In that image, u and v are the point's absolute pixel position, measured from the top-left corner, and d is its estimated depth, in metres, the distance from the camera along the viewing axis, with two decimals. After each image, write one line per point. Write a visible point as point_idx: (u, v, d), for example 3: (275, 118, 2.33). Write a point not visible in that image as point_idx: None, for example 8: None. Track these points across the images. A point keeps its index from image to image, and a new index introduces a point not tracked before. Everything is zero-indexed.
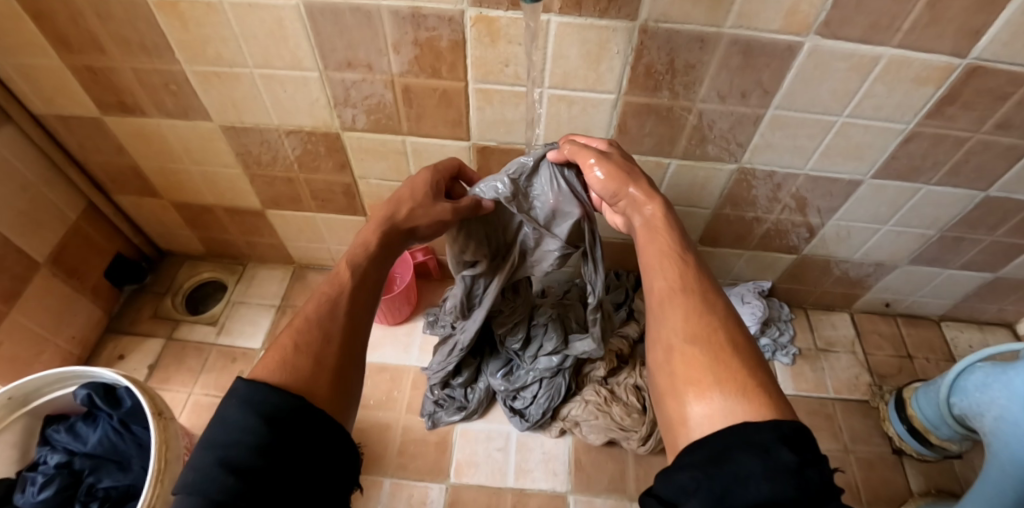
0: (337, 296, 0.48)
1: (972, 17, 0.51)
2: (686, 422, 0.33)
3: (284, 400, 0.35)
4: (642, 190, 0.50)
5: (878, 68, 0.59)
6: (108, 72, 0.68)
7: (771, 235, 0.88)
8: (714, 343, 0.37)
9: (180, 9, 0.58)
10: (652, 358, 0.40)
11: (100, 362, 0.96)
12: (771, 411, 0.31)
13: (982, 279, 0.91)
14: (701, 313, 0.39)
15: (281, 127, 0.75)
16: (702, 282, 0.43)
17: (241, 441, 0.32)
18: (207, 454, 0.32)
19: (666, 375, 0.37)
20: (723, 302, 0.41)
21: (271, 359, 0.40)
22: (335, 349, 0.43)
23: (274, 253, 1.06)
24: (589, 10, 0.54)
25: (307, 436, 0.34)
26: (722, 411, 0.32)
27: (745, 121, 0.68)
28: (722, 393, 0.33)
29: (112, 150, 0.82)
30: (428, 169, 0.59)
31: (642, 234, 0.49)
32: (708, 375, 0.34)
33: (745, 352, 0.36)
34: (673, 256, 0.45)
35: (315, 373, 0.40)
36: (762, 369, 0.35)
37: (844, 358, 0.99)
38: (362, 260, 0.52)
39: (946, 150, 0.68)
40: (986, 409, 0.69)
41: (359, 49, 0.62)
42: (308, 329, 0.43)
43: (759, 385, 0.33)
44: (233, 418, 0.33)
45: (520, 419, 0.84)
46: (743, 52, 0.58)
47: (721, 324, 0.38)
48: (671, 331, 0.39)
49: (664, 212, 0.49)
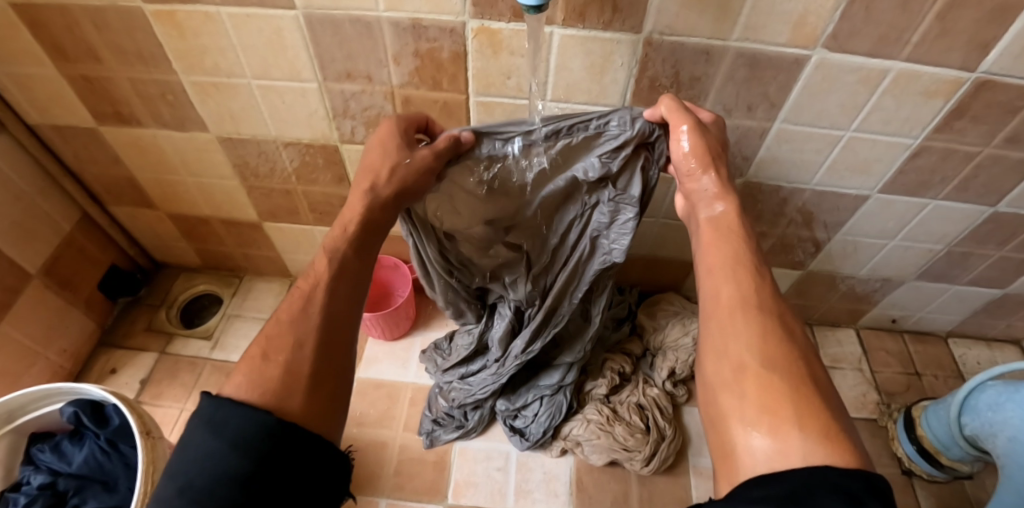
0: (312, 293, 0.44)
1: (982, 29, 0.50)
2: (752, 448, 0.32)
3: (252, 418, 0.32)
4: (716, 180, 0.48)
5: (887, 82, 0.58)
6: (104, 82, 0.67)
7: (776, 250, 0.86)
8: (794, 373, 0.35)
9: (177, 19, 0.58)
10: (713, 374, 0.39)
11: (91, 376, 0.94)
12: (852, 453, 0.29)
13: (991, 295, 0.90)
14: (775, 334, 0.38)
15: (278, 139, 0.74)
16: (777, 303, 0.41)
17: (202, 472, 0.30)
18: (171, 484, 0.30)
19: (734, 397, 0.36)
20: (800, 329, 0.40)
21: (242, 373, 0.38)
22: (309, 351, 0.40)
23: (271, 266, 1.05)
24: (593, 22, 0.53)
25: (287, 455, 0.32)
26: (799, 445, 0.30)
27: (752, 135, 0.67)
28: (801, 429, 0.31)
29: (108, 161, 0.81)
30: (390, 120, 0.51)
31: (708, 233, 0.47)
32: (785, 407, 0.33)
33: (823, 389, 0.34)
34: (743, 256, 0.44)
35: (285, 383, 0.37)
36: (841, 411, 0.33)
37: (850, 375, 0.97)
38: (341, 249, 0.47)
39: (954, 165, 0.67)
40: (999, 429, 0.68)
41: (359, 61, 0.61)
42: (281, 335, 0.40)
43: (843, 428, 0.31)
44: (199, 442, 0.31)
45: (520, 438, 0.82)
46: (749, 65, 0.57)
47: (801, 353, 0.37)
48: (740, 349, 0.38)
49: (737, 213, 0.47)
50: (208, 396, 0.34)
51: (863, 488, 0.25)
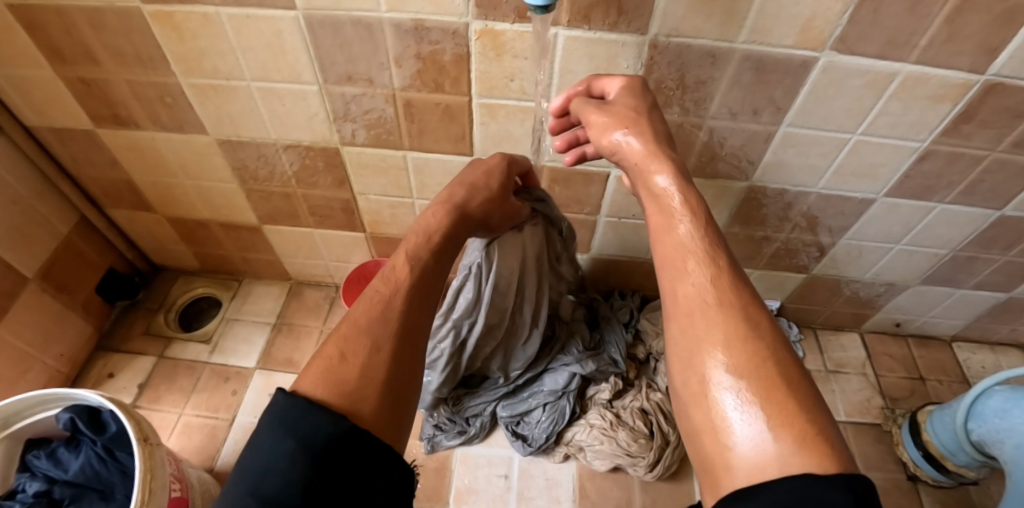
0: (390, 297, 0.42)
1: (990, 32, 0.50)
2: (732, 465, 0.29)
3: (328, 424, 0.30)
4: (647, 151, 0.46)
5: (894, 85, 0.57)
6: (102, 84, 0.66)
7: (781, 254, 0.86)
8: (763, 376, 0.31)
9: (176, 20, 0.57)
10: (685, 386, 0.36)
11: (89, 381, 0.93)
12: (833, 463, 0.26)
13: (996, 299, 0.89)
14: (739, 331, 0.34)
15: (278, 142, 0.73)
16: (738, 291, 0.37)
17: (278, 469, 0.28)
18: (245, 483, 0.28)
19: (704, 411, 0.33)
20: (767, 318, 0.36)
21: (316, 368, 0.35)
22: (383, 357, 0.37)
23: (270, 270, 1.04)
24: (598, 24, 0.53)
25: (357, 466, 0.29)
26: (776, 458, 0.27)
27: (757, 139, 0.66)
28: (776, 443, 0.28)
29: (106, 164, 0.80)
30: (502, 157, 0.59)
31: (657, 220, 0.44)
32: (757, 418, 0.29)
33: (798, 389, 0.31)
34: (689, 240, 0.40)
35: (362, 387, 0.34)
36: (821, 412, 0.30)
37: (855, 380, 0.96)
38: (423, 255, 0.48)
39: (961, 169, 0.67)
40: (1006, 436, 0.67)
41: (360, 63, 0.60)
42: (356, 337, 0.38)
43: (822, 433, 0.28)
44: (269, 444, 0.29)
45: (523, 444, 0.81)
46: (755, 68, 0.57)
47: (770, 350, 0.33)
48: (704, 353, 0.34)
49: (681, 192, 0.43)
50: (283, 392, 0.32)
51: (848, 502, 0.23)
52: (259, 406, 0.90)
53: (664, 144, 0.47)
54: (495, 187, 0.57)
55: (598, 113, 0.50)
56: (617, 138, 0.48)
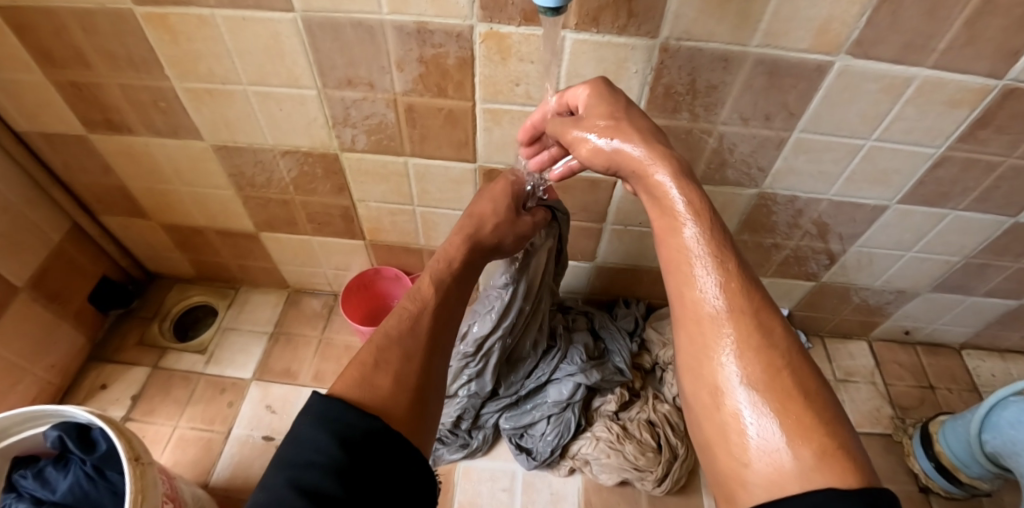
0: (417, 313, 0.46)
1: (1013, 36, 0.48)
2: (748, 479, 0.28)
3: (361, 420, 0.32)
4: (641, 152, 0.41)
5: (911, 90, 0.55)
6: (93, 88, 0.64)
7: (790, 262, 0.84)
8: (777, 387, 0.29)
9: (169, 22, 0.55)
10: (695, 397, 0.34)
11: (81, 393, 0.91)
12: (858, 479, 0.25)
13: (1006, 307, 0.88)
14: (752, 340, 0.32)
15: (276, 148, 0.71)
16: (749, 296, 0.34)
17: (314, 461, 0.29)
18: (280, 473, 0.29)
19: (716, 425, 0.31)
20: (781, 322, 0.33)
21: (351, 375, 0.38)
22: (415, 367, 0.40)
23: (268, 277, 1.02)
24: (607, 27, 0.51)
25: (386, 462, 0.31)
26: (793, 471, 0.26)
27: (768, 145, 0.64)
28: (793, 454, 0.26)
29: (99, 171, 0.78)
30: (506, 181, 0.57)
31: (657, 219, 0.40)
32: (773, 429, 0.28)
33: (816, 400, 0.29)
34: (695, 244, 0.36)
35: (396, 394, 0.36)
36: (840, 424, 0.28)
37: (864, 389, 0.95)
38: (446, 278, 0.50)
39: (976, 176, 0.65)
40: (1022, 449, 0.66)
41: (360, 67, 0.58)
42: (389, 347, 0.41)
43: (841, 446, 0.26)
44: (306, 435, 0.31)
45: (527, 457, 0.79)
46: (768, 73, 0.55)
47: (785, 359, 0.31)
48: (715, 365, 0.32)
49: (682, 183, 0.38)
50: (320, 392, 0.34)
51: None
52: (255, 419, 0.88)
53: (656, 140, 0.41)
54: (504, 212, 0.54)
55: (583, 133, 0.44)
56: (606, 146, 0.43)
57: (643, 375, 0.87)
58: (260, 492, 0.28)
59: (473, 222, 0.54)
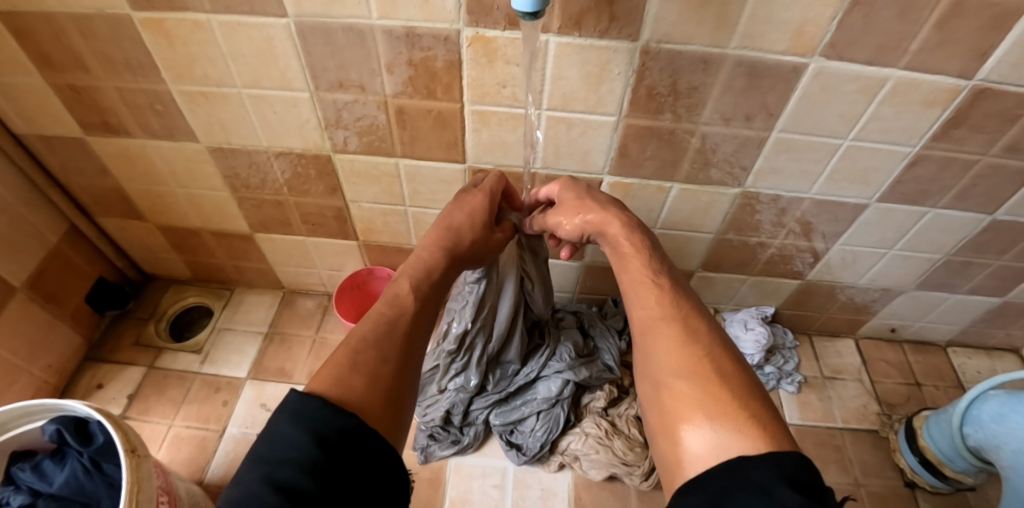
0: (395, 318, 0.46)
1: (981, 37, 0.50)
2: (684, 459, 0.34)
3: (336, 418, 0.33)
4: (603, 218, 0.56)
5: (885, 90, 0.57)
6: (91, 91, 0.66)
7: (775, 260, 0.86)
8: (700, 373, 0.38)
9: (166, 27, 0.56)
10: (644, 394, 0.42)
11: (77, 393, 0.92)
12: (763, 441, 0.31)
13: (990, 304, 0.89)
14: (683, 341, 0.41)
15: (270, 149, 0.73)
16: (681, 308, 0.45)
17: (290, 457, 0.30)
18: (256, 469, 0.30)
19: (658, 413, 0.38)
20: (706, 326, 0.43)
21: (329, 374, 0.39)
22: (391, 370, 0.41)
23: (263, 279, 1.03)
24: (589, 30, 0.53)
25: (360, 460, 0.32)
26: (710, 440, 0.33)
27: (750, 145, 0.66)
28: (714, 427, 0.33)
29: (96, 172, 0.79)
30: (482, 194, 0.61)
31: (614, 262, 0.54)
32: (697, 410, 0.35)
33: (732, 381, 0.37)
34: (641, 275, 0.49)
35: (371, 393, 0.38)
36: (752, 398, 0.35)
37: (851, 386, 0.96)
38: (424, 285, 0.51)
39: (953, 175, 0.67)
40: (1003, 441, 0.67)
41: (352, 70, 0.59)
42: (366, 349, 0.42)
43: (751, 417, 0.33)
44: (282, 433, 0.32)
45: (517, 453, 0.80)
46: (747, 74, 0.57)
47: (708, 352, 0.40)
48: (657, 364, 0.41)
49: (630, 236, 0.53)
50: (298, 390, 0.35)
51: (775, 476, 0.27)
52: (249, 417, 0.89)
53: (613, 208, 0.57)
54: (479, 226, 0.59)
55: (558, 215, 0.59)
56: (576, 222, 0.57)
57: (632, 373, 0.89)
58: (234, 489, 0.29)
59: (450, 234, 0.56)
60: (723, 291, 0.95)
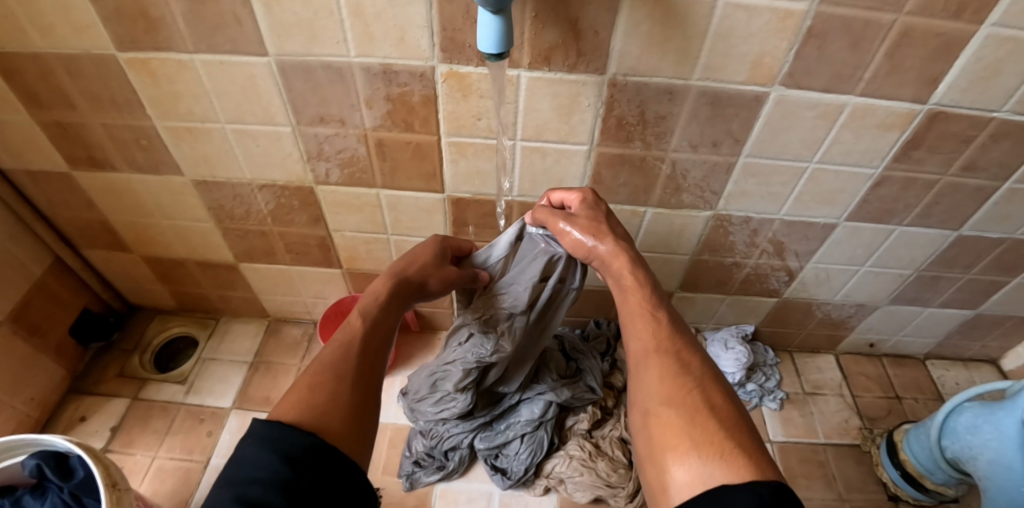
0: (350, 339, 0.50)
1: (929, 64, 0.53)
2: (669, 486, 0.36)
3: (300, 437, 0.36)
4: (609, 249, 0.55)
5: (844, 115, 0.60)
6: (78, 127, 0.67)
7: (751, 279, 0.88)
8: (689, 404, 0.40)
9: (151, 66, 0.58)
10: (634, 422, 0.44)
11: (60, 426, 0.91)
12: (749, 470, 0.33)
13: (964, 317, 0.91)
14: (675, 374, 0.44)
15: (253, 182, 0.74)
16: (675, 341, 0.47)
17: (259, 479, 0.32)
18: (227, 492, 0.32)
19: (647, 441, 0.41)
20: (698, 360, 0.46)
21: (290, 399, 0.42)
22: (348, 385, 0.45)
23: (248, 307, 1.03)
24: (558, 65, 0.55)
25: (327, 473, 0.35)
26: (698, 474, 0.35)
27: (718, 170, 0.68)
28: (699, 456, 0.36)
29: (82, 206, 0.80)
30: (436, 239, 0.64)
31: (615, 293, 0.54)
32: (685, 439, 0.38)
33: (719, 413, 0.39)
34: (645, 310, 0.50)
35: (331, 409, 0.41)
36: (738, 428, 0.38)
37: (832, 401, 0.97)
38: (373, 309, 0.54)
39: (916, 193, 0.69)
40: (978, 452, 0.68)
41: (332, 105, 0.62)
42: (324, 371, 0.45)
43: (736, 448, 0.36)
44: (250, 457, 0.34)
45: (502, 477, 0.81)
46: (711, 103, 0.59)
47: (696, 384, 0.42)
48: (648, 396, 0.43)
49: (632, 268, 0.54)
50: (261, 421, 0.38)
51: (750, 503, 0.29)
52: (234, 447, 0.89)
53: (620, 239, 0.56)
54: (430, 261, 0.61)
55: (570, 227, 0.57)
56: (585, 242, 0.56)
57: (616, 395, 0.89)
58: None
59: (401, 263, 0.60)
60: (703, 311, 0.96)
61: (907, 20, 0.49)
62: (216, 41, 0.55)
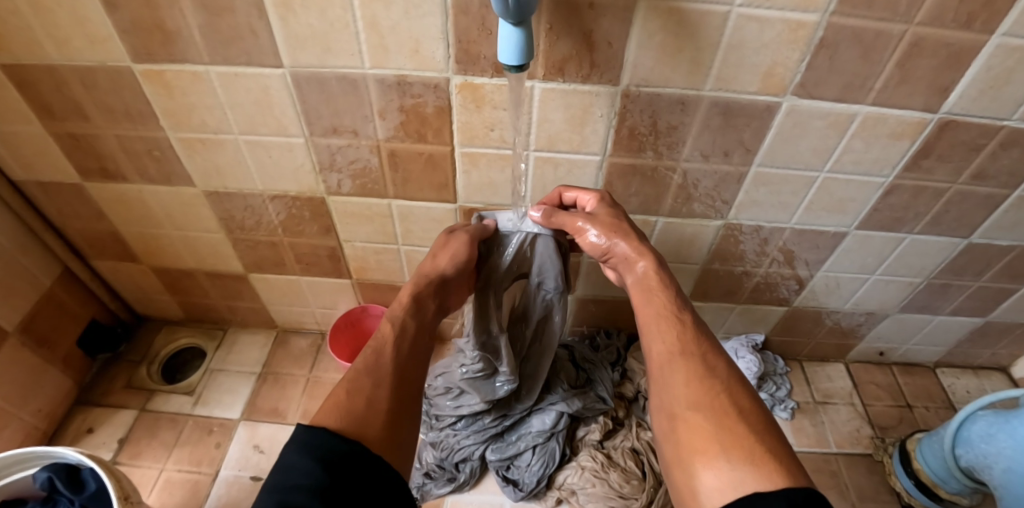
0: (382, 347, 0.50)
1: (940, 75, 0.53)
2: (698, 492, 0.36)
3: (343, 445, 0.36)
4: (633, 249, 0.55)
5: (855, 124, 0.60)
6: (90, 138, 0.68)
7: (761, 288, 0.88)
8: (717, 408, 0.40)
9: (166, 78, 0.59)
10: (658, 426, 0.44)
11: (67, 438, 0.90)
12: (780, 475, 0.33)
13: (973, 324, 0.91)
14: (701, 378, 0.43)
15: (265, 193, 0.75)
16: (699, 345, 0.47)
17: (304, 484, 0.32)
18: (272, 497, 0.32)
19: (673, 446, 0.41)
20: (723, 364, 0.46)
21: (327, 405, 0.42)
22: (384, 393, 0.45)
23: (255, 318, 1.03)
24: (572, 76, 0.55)
25: (368, 481, 0.35)
26: (729, 478, 0.35)
27: (729, 180, 0.68)
28: (730, 461, 0.36)
29: (92, 217, 0.81)
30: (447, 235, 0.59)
31: (637, 292, 0.54)
32: (714, 444, 0.37)
33: (746, 417, 0.39)
34: (668, 311, 0.50)
35: (369, 415, 0.41)
36: (767, 433, 0.38)
37: (843, 410, 0.97)
38: (401, 314, 0.54)
39: (926, 201, 0.69)
40: (994, 461, 0.68)
41: (345, 116, 0.62)
42: (359, 377, 0.45)
43: (765, 451, 0.36)
44: (292, 463, 0.34)
45: (513, 489, 0.80)
46: (724, 113, 0.59)
47: (722, 388, 0.42)
48: (674, 400, 0.43)
49: (656, 269, 0.54)
50: (303, 424, 0.38)
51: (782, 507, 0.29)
52: (243, 459, 0.88)
53: (643, 240, 0.56)
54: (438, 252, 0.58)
55: (587, 225, 0.56)
56: (599, 241, 0.56)
57: (626, 405, 0.89)
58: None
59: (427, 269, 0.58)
60: (712, 320, 0.96)
61: (918, 31, 0.49)
62: (230, 53, 0.55)
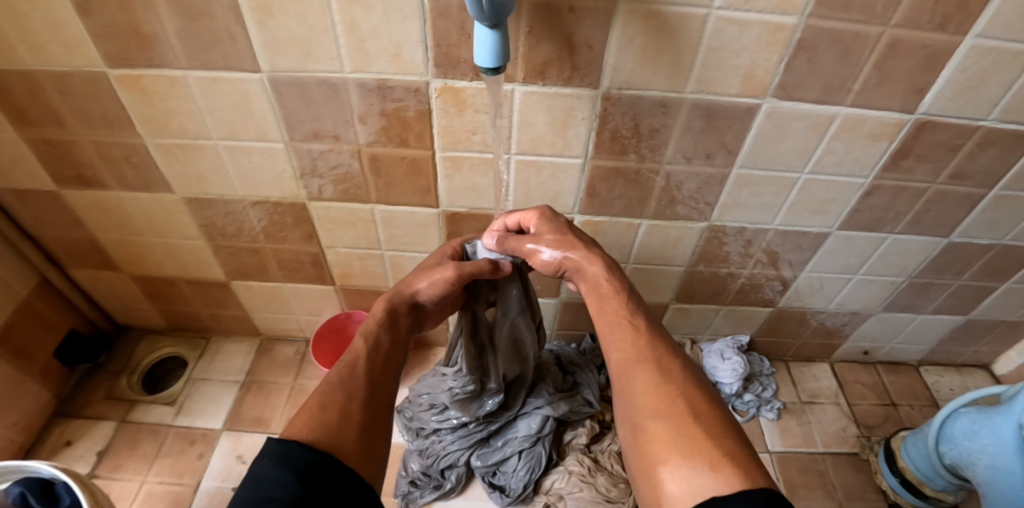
0: (356, 360, 0.50)
1: (917, 76, 0.54)
2: (663, 501, 0.36)
3: (313, 456, 0.36)
4: (582, 257, 0.54)
5: (834, 125, 0.60)
6: (66, 145, 0.66)
7: (746, 290, 0.88)
8: (676, 414, 0.40)
9: (143, 84, 0.58)
10: (624, 437, 0.44)
11: (43, 451, 0.88)
12: (738, 478, 0.33)
13: (956, 323, 0.92)
14: (660, 384, 0.43)
15: (246, 199, 0.74)
16: (656, 349, 0.47)
17: (274, 496, 0.31)
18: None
19: (637, 455, 0.40)
20: (680, 366, 0.46)
21: (301, 418, 0.41)
22: (357, 403, 0.44)
23: (239, 326, 1.02)
24: (553, 79, 0.55)
25: (339, 491, 0.34)
26: (691, 486, 0.34)
27: (712, 182, 0.69)
28: (692, 468, 0.35)
29: (70, 225, 0.79)
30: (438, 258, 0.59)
31: (592, 300, 0.54)
32: (674, 451, 0.37)
33: (704, 420, 0.39)
34: (623, 319, 0.50)
35: (342, 426, 0.41)
36: (726, 434, 0.38)
37: (829, 409, 0.97)
38: (374, 329, 0.54)
39: (906, 201, 0.70)
40: (977, 457, 0.68)
41: (326, 121, 0.61)
42: (331, 391, 0.45)
43: (724, 455, 0.36)
44: (263, 476, 0.33)
45: (500, 495, 0.79)
46: (705, 115, 0.60)
47: (681, 392, 0.42)
48: (636, 409, 0.43)
49: (607, 276, 0.53)
50: (276, 438, 0.37)
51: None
52: (226, 469, 0.86)
53: (594, 248, 0.56)
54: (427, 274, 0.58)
55: (537, 246, 0.55)
56: (552, 258, 0.55)
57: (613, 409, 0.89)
58: None
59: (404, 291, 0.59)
60: (699, 322, 0.96)
61: (894, 33, 0.50)
62: (209, 58, 0.54)
